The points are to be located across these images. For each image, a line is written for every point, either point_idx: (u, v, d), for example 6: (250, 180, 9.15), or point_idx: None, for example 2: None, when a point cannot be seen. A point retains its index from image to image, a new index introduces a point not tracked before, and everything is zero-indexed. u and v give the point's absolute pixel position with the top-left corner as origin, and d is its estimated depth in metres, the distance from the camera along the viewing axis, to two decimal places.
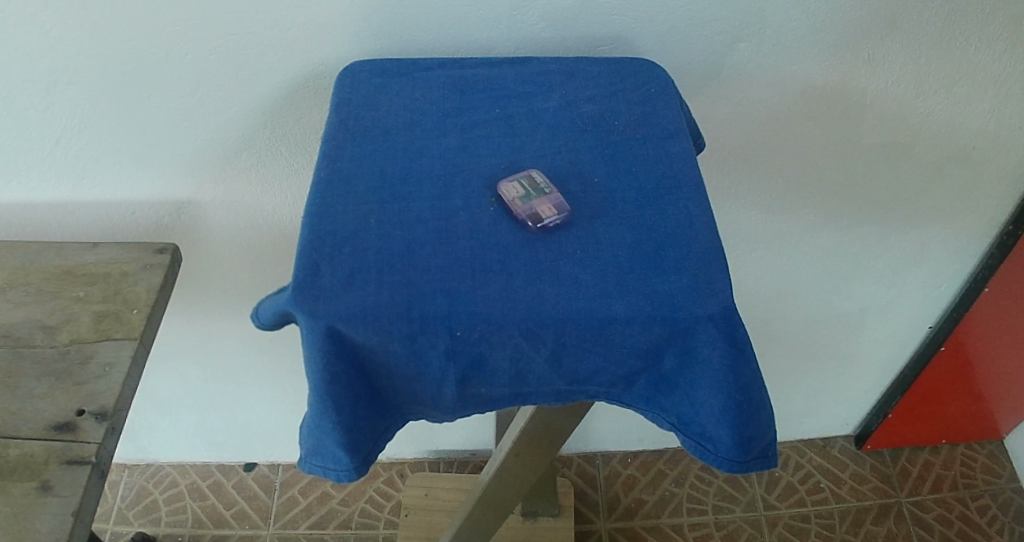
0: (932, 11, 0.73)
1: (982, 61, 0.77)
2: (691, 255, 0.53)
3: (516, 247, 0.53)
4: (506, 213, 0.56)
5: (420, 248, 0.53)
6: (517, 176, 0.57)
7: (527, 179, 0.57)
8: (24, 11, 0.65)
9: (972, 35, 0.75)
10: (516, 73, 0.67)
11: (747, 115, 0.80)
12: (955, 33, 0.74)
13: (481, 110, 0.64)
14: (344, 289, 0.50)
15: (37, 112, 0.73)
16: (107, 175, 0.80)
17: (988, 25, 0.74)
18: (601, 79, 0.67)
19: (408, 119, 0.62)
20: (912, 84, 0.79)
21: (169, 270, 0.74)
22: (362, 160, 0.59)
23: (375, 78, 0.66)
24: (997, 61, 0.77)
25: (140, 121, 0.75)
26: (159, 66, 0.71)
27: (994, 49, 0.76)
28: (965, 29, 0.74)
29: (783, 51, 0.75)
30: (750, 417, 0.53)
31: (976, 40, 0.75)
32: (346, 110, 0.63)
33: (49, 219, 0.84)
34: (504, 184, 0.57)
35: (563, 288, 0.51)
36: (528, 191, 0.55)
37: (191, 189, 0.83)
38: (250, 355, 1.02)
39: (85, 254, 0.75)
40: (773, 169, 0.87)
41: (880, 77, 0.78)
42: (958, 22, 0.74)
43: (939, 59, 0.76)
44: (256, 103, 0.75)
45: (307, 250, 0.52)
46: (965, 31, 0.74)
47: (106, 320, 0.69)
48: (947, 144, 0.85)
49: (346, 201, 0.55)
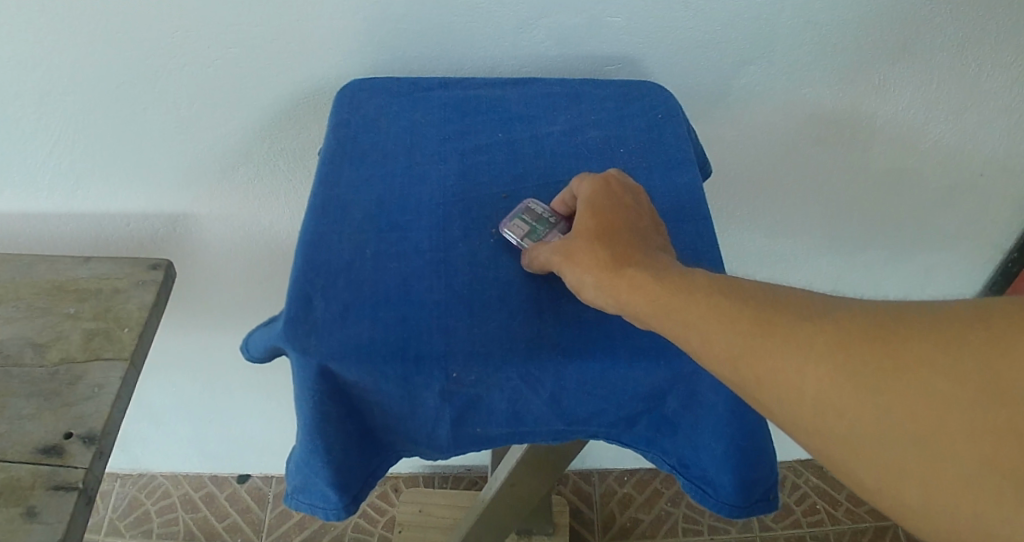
0: (944, 39, 0.71)
1: (993, 90, 0.75)
2: None
3: (516, 282, 0.52)
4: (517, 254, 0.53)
5: (417, 282, 0.51)
6: (516, 212, 0.55)
7: (526, 213, 0.54)
8: (14, 21, 0.63)
9: (985, 63, 0.73)
10: (520, 95, 0.65)
11: (755, 137, 0.79)
12: (969, 61, 0.72)
13: (482, 134, 0.62)
14: (337, 326, 0.49)
15: (30, 123, 0.71)
16: (102, 188, 0.79)
17: (1001, 53, 0.72)
18: (607, 103, 0.65)
19: (408, 143, 0.61)
20: (922, 110, 0.77)
21: (163, 287, 0.72)
22: (359, 186, 0.57)
23: (375, 98, 0.64)
24: (1008, 90, 0.75)
25: (135, 134, 0.74)
26: (153, 80, 0.69)
27: (1007, 77, 0.74)
28: (978, 57, 0.72)
29: (793, 75, 0.73)
30: (753, 462, 0.52)
31: (988, 68, 0.73)
32: (345, 132, 0.61)
33: (41, 231, 0.82)
34: (506, 227, 0.54)
35: (564, 328, 0.50)
36: (532, 228, 0.53)
37: (187, 203, 0.81)
38: (245, 367, 1.00)
39: (77, 268, 0.73)
40: (781, 192, 0.85)
41: (891, 104, 0.76)
42: (969, 50, 0.71)
43: (951, 86, 0.74)
44: (254, 117, 0.73)
45: (300, 283, 0.50)
46: (978, 60, 0.72)
47: (97, 339, 0.68)
48: (956, 171, 0.83)
49: (341, 231, 0.54)
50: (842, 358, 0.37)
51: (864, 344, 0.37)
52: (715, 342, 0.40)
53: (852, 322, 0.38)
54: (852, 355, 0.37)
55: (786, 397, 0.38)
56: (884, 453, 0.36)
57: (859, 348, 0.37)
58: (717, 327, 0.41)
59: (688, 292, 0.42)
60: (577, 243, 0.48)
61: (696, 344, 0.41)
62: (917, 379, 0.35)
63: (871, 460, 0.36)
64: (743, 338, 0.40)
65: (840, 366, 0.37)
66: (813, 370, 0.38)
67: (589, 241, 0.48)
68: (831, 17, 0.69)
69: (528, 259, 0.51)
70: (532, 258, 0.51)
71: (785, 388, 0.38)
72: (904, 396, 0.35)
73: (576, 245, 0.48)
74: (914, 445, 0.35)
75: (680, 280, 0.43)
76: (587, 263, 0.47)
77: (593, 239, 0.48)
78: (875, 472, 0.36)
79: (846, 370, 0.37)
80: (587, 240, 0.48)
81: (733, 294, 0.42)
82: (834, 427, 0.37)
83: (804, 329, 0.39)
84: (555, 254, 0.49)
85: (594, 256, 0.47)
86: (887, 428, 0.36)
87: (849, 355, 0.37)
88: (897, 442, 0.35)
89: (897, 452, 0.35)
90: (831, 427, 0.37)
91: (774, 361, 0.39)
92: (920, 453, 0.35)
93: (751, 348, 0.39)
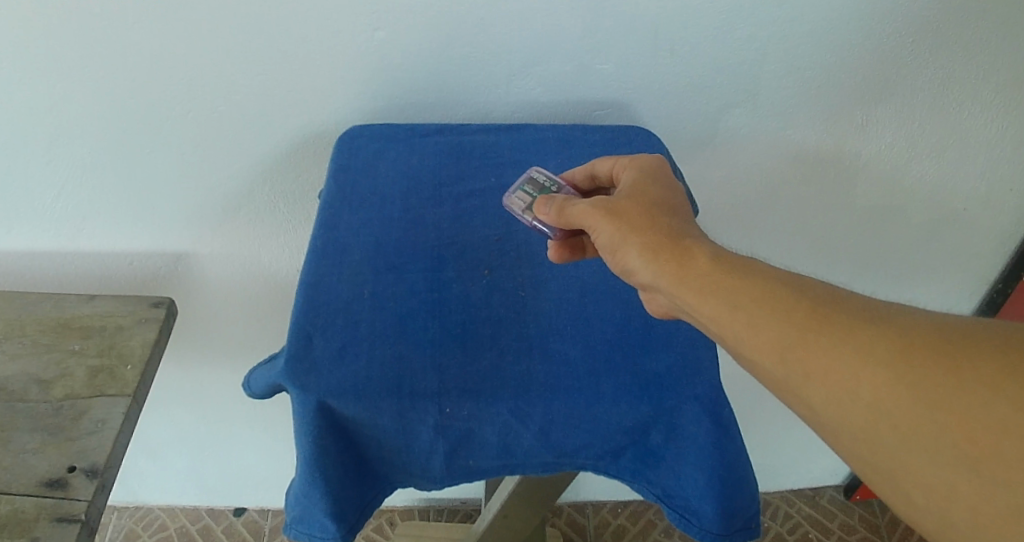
0: (925, 79, 0.74)
1: (974, 126, 0.78)
2: (679, 333, 0.55)
3: (507, 321, 0.55)
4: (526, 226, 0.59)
5: (413, 321, 0.54)
6: (519, 183, 0.60)
7: (529, 183, 0.60)
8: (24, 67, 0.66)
9: (965, 102, 0.76)
10: (513, 141, 0.68)
11: (739, 176, 0.82)
12: (950, 99, 0.76)
13: (476, 178, 0.65)
14: (336, 363, 0.51)
15: (38, 164, 0.74)
16: (107, 227, 0.81)
17: (982, 91, 0.75)
18: (597, 148, 0.68)
19: (405, 187, 0.64)
20: (906, 146, 0.80)
21: (164, 326, 0.74)
22: (358, 229, 0.60)
23: (374, 144, 0.67)
24: (989, 127, 0.78)
25: (140, 175, 0.77)
26: (159, 123, 0.72)
27: (988, 113, 0.77)
28: (959, 96, 0.75)
29: (776, 117, 0.77)
30: (735, 491, 0.54)
31: (969, 106, 0.76)
32: (345, 177, 0.64)
33: (46, 269, 0.85)
34: (508, 198, 0.59)
35: (551, 366, 0.53)
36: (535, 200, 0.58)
37: (190, 242, 0.84)
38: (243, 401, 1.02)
39: (81, 306, 0.75)
40: (762, 231, 0.89)
41: (874, 141, 0.79)
42: (949, 89, 0.75)
43: (934, 122, 0.78)
44: (255, 158, 0.76)
45: (301, 322, 0.53)
46: (958, 99, 0.76)
47: (101, 375, 0.70)
48: (940, 205, 0.86)
49: (340, 271, 0.57)
50: (902, 367, 0.40)
51: (921, 357, 0.40)
52: (769, 336, 0.44)
53: (917, 335, 0.41)
54: (911, 365, 0.40)
55: (838, 397, 0.42)
56: (927, 468, 0.39)
57: (917, 361, 0.40)
58: (776, 324, 0.44)
59: (747, 286, 0.46)
60: (620, 206, 0.53)
61: (748, 335, 0.45)
62: (972, 405, 0.38)
63: (914, 473, 0.39)
64: (800, 335, 0.43)
65: (894, 374, 0.40)
66: (868, 375, 0.41)
67: (642, 207, 0.52)
68: (804, 66, 0.73)
69: (548, 207, 0.55)
70: (555, 207, 0.55)
71: (839, 387, 0.42)
72: (960, 417, 0.38)
73: (619, 206, 0.53)
74: (959, 464, 0.38)
75: (737, 270, 0.48)
76: (628, 226, 0.51)
77: (638, 206, 0.52)
78: (918, 484, 0.39)
79: (902, 383, 0.40)
80: (632, 206, 0.52)
81: (797, 294, 0.45)
82: (882, 434, 0.40)
83: (864, 333, 0.42)
84: (589, 209, 0.53)
85: (636, 222, 0.51)
86: (932, 441, 0.38)
87: (905, 365, 0.40)
88: (941, 460, 0.38)
89: (939, 470, 0.38)
90: (879, 433, 0.40)
91: (830, 360, 0.42)
92: (966, 476, 0.37)
93: (810, 343, 0.43)
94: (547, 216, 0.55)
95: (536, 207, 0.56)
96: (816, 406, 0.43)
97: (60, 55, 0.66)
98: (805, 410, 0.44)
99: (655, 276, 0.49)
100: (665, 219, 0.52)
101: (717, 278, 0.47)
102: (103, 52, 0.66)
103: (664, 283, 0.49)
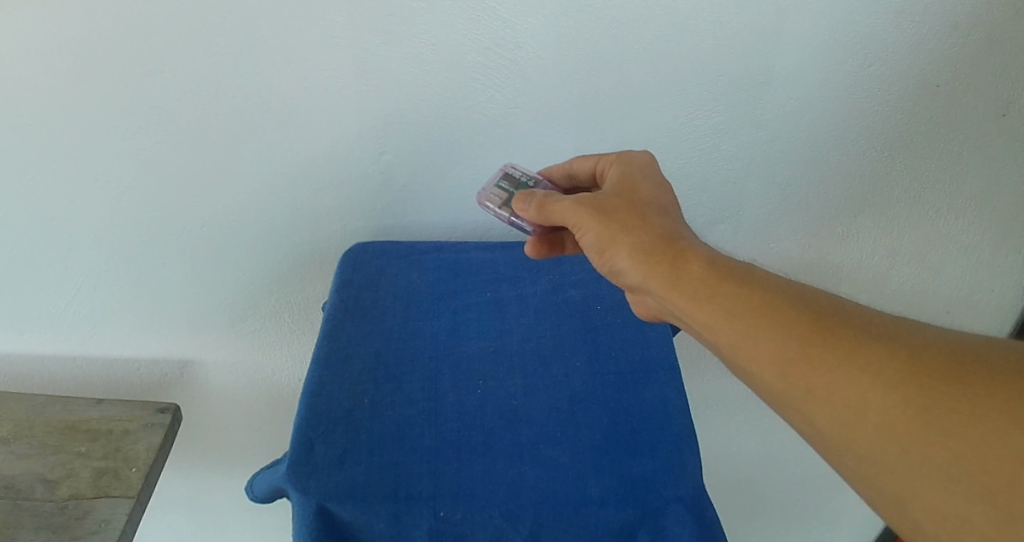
0: (898, 195, 0.86)
1: (948, 235, 0.89)
2: (664, 437, 0.59)
3: (500, 428, 0.59)
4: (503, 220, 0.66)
5: (410, 429, 0.58)
6: (496, 179, 0.68)
7: (505, 180, 0.68)
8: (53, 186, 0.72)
9: (939, 213, 0.87)
10: (508, 258, 0.74)
11: None
12: (925, 211, 0.87)
13: (473, 293, 0.71)
14: (335, 468, 0.55)
15: (56, 275, 0.79)
16: (116, 335, 0.85)
17: (952, 205, 0.87)
18: (587, 264, 0.74)
19: (406, 301, 0.69)
20: (887, 254, 0.91)
21: (169, 431, 0.77)
22: (360, 341, 0.65)
23: (377, 260, 0.72)
24: (963, 234, 0.89)
25: (152, 285, 0.81)
26: (174, 237, 0.77)
27: (960, 223, 0.88)
28: (933, 209, 0.87)
29: (766, 230, 0.87)
30: None
31: (944, 217, 0.88)
32: (348, 292, 0.69)
33: (52, 375, 0.87)
34: (484, 192, 0.67)
35: (542, 470, 0.57)
36: (509, 195, 0.66)
37: (196, 350, 0.88)
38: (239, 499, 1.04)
39: (90, 409, 0.78)
40: None
41: (857, 250, 0.90)
42: (925, 201, 0.86)
43: (912, 232, 0.89)
44: (263, 269, 0.82)
45: (304, 429, 0.57)
46: (934, 210, 0.87)
47: (105, 477, 0.72)
48: (922, 307, 0.96)
49: (342, 382, 0.61)
50: (913, 388, 0.43)
51: (933, 383, 0.42)
52: (771, 347, 0.48)
53: (931, 358, 0.44)
54: (922, 385, 0.43)
55: (846, 418, 0.44)
56: (939, 495, 0.41)
57: (931, 383, 0.42)
58: (781, 338, 0.48)
59: (748, 299, 0.50)
60: (605, 205, 0.58)
61: (749, 348, 0.49)
62: (981, 432, 0.40)
63: (923, 498, 0.41)
64: (804, 352, 0.47)
65: (903, 397, 0.43)
66: (878, 393, 0.43)
67: (629, 207, 0.58)
68: (788, 178, 0.83)
69: (527, 203, 0.62)
70: (535, 203, 0.62)
71: (848, 403, 0.44)
72: (969, 442, 0.40)
73: (603, 205, 0.58)
74: (975, 498, 0.39)
75: (732, 279, 0.52)
76: (612, 225, 0.57)
77: (621, 206, 0.58)
78: (927, 510, 0.41)
79: (913, 404, 0.42)
80: (616, 208, 0.58)
81: (803, 311, 0.48)
82: (893, 460, 0.43)
83: (873, 354, 0.45)
84: (572, 208, 0.59)
85: (623, 222, 0.57)
86: (947, 470, 0.40)
87: (918, 391, 0.42)
88: (947, 485, 0.40)
89: (945, 496, 0.40)
90: (889, 458, 0.43)
91: (838, 375, 0.45)
92: (973, 500, 0.39)
93: (816, 358, 0.46)
94: (526, 211, 0.62)
95: (515, 204, 0.63)
96: (820, 424, 0.46)
97: (85, 175, 0.71)
98: (807, 428, 0.47)
99: (652, 282, 0.54)
100: (650, 218, 0.57)
101: (708, 283, 0.52)
102: (126, 174, 0.72)
103: (660, 288, 0.54)
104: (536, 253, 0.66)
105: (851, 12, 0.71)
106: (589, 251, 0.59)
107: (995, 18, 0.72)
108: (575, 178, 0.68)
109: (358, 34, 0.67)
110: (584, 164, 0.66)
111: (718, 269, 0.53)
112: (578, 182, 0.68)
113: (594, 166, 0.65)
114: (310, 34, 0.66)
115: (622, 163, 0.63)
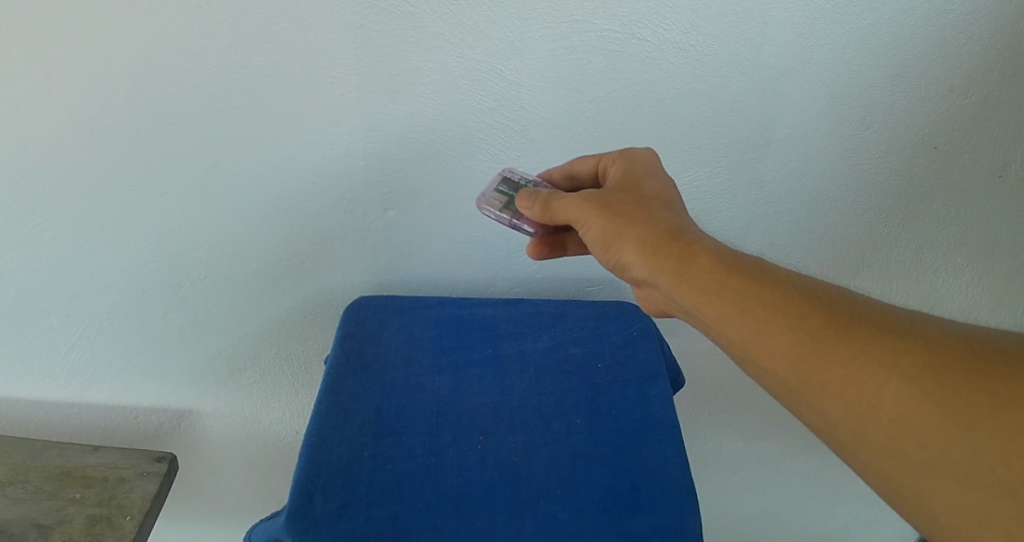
0: (896, 255, 0.89)
1: (947, 293, 0.93)
2: (664, 496, 0.60)
3: (499, 485, 0.60)
4: (504, 223, 0.68)
5: (410, 484, 0.59)
6: (496, 183, 0.69)
7: (505, 183, 0.69)
8: (57, 234, 0.72)
9: (939, 271, 0.91)
10: (509, 314, 0.75)
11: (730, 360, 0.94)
12: (925, 268, 0.90)
13: (473, 348, 0.71)
14: (335, 520, 0.56)
15: (58, 321, 0.79)
16: (115, 382, 0.85)
17: (951, 263, 0.90)
18: (588, 322, 0.74)
19: (407, 356, 0.70)
20: None
21: (165, 479, 0.76)
22: (361, 394, 0.66)
23: (380, 314, 0.73)
24: (963, 291, 0.93)
25: (153, 333, 0.82)
26: (178, 286, 0.78)
27: (960, 281, 0.92)
28: (934, 266, 0.90)
29: None
30: None
31: (943, 275, 0.91)
32: (350, 344, 0.70)
33: (48, 421, 0.87)
34: (485, 197, 0.68)
35: (541, 527, 0.57)
36: (509, 198, 0.68)
37: (194, 400, 0.88)
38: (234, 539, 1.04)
39: (85, 456, 0.78)
40: (750, 412, 1.00)
41: None
42: (924, 260, 0.90)
43: (912, 289, 0.92)
44: (266, 320, 0.83)
45: (304, 481, 0.58)
46: (934, 268, 0.90)
47: (99, 524, 0.71)
48: None
49: (343, 435, 0.62)
50: (926, 384, 0.46)
51: (945, 377, 0.46)
52: (788, 347, 0.51)
53: (944, 355, 0.47)
54: (935, 382, 0.46)
55: (864, 415, 0.47)
56: (953, 487, 0.44)
57: (943, 380, 0.45)
58: (798, 336, 0.50)
59: (765, 300, 0.53)
60: (609, 201, 0.60)
61: (766, 347, 0.51)
62: (989, 426, 0.43)
63: (942, 491, 0.44)
64: (820, 350, 0.49)
65: (919, 395, 0.46)
66: (893, 390, 0.46)
67: (638, 206, 0.60)
68: (786, 238, 0.86)
69: (531, 201, 0.64)
70: (539, 202, 0.63)
71: (864, 399, 0.47)
72: (979, 436, 0.43)
73: (606, 201, 0.60)
74: (993, 486, 0.42)
75: (744, 277, 0.54)
76: (618, 222, 0.59)
77: (626, 201, 0.60)
78: (943, 503, 0.44)
79: (927, 401, 0.45)
80: (621, 204, 0.60)
81: (819, 312, 0.51)
82: (911, 454, 0.45)
83: (888, 351, 0.48)
84: (576, 204, 0.61)
85: (628, 217, 0.59)
86: (967, 460, 0.43)
87: (932, 388, 0.45)
88: (958, 476, 0.44)
89: (957, 487, 0.44)
90: (909, 452, 0.45)
91: (856, 372, 0.48)
92: (984, 490, 0.43)
93: (832, 356, 0.49)
94: (530, 209, 0.64)
95: (517, 202, 0.65)
96: (836, 419, 0.48)
97: (91, 222, 0.72)
98: (821, 423, 0.49)
99: (665, 281, 0.57)
100: (657, 215, 0.59)
101: (724, 285, 0.54)
102: (132, 222, 0.73)
103: (673, 287, 0.56)
104: (539, 253, 0.68)
105: (843, 85, 0.74)
106: (595, 246, 0.61)
107: (980, 94, 0.75)
108: (576, 178, 0.69)
109: (366, 94, 0.69)
110: (585, 164, 0.67)
111: (731, 268, 0.55)
112: (579, 183, 0.69)
113: (595, 166, 0.67)
114: (320, 93, 0.68)
115: (625, 160, 0.64)
